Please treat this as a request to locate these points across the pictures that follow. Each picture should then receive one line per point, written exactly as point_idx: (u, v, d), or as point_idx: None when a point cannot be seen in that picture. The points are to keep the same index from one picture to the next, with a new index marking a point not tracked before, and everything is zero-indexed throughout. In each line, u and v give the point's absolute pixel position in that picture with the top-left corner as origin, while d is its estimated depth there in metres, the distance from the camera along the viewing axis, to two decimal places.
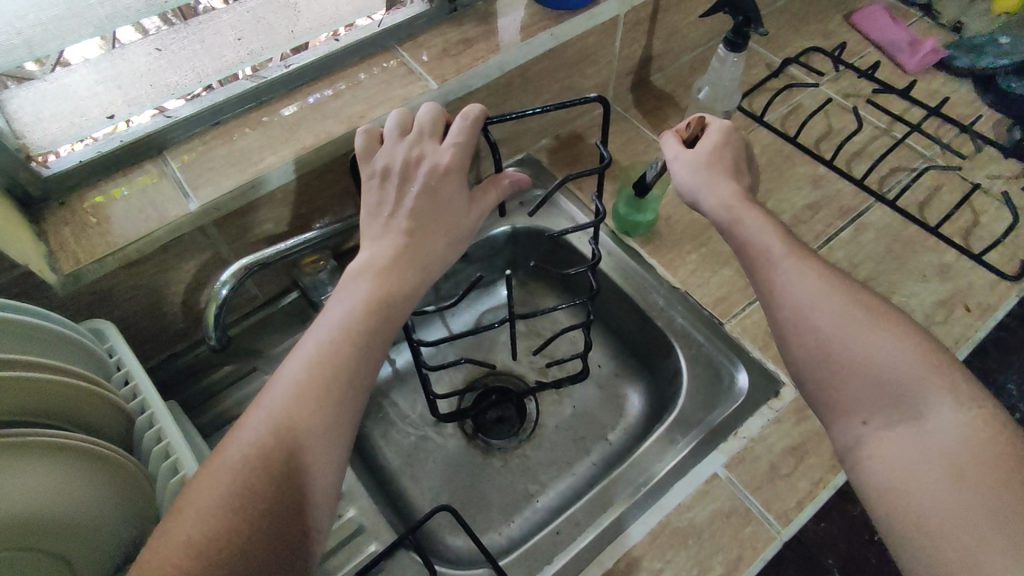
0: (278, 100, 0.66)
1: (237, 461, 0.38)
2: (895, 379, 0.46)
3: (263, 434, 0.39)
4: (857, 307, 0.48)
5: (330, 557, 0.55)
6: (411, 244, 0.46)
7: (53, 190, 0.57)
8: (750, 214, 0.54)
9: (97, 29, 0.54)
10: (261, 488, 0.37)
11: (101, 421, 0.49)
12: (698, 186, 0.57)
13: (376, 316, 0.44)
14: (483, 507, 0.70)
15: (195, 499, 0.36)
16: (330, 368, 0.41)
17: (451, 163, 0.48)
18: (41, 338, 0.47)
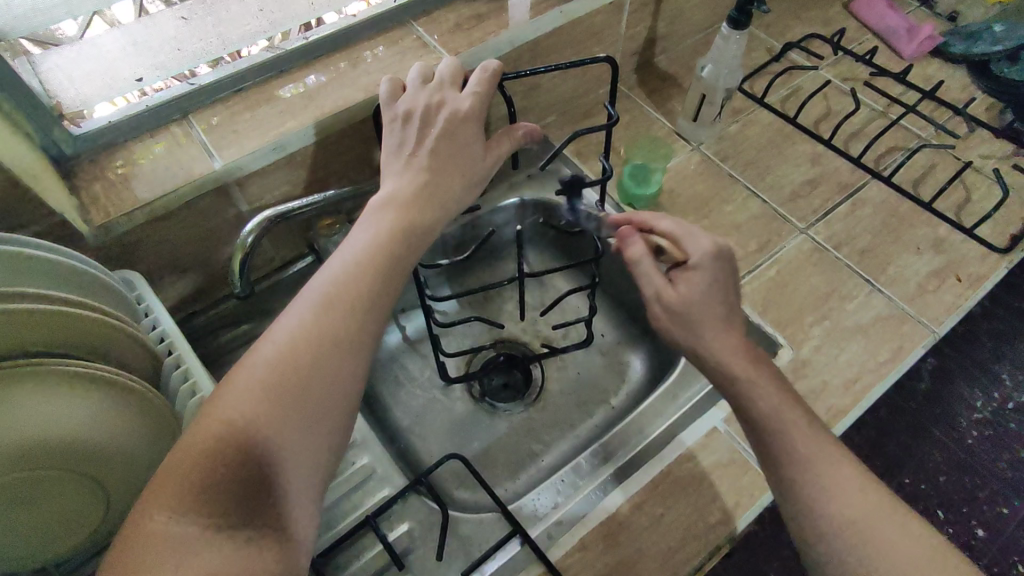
0: (297, 68, 0.69)
1: (270, 359, 0.41)
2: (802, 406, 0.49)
3: (293, 335, 0.42)
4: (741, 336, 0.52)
5: (344, 500, 0.58)
6: (430, 181, 0.50)
7: (84, 148, 0.59)
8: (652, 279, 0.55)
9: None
10: (290, 381, 0.40)
11: (131, 359, 0.52)
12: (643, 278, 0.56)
13: (398, 242, 0.47)
14: (489, 464, 0.73)
15: (231, 389, 0.40)
16: (356, 283, 0.45)
17: (469, 110, 0.52)
18: (80, 280, 0.50)
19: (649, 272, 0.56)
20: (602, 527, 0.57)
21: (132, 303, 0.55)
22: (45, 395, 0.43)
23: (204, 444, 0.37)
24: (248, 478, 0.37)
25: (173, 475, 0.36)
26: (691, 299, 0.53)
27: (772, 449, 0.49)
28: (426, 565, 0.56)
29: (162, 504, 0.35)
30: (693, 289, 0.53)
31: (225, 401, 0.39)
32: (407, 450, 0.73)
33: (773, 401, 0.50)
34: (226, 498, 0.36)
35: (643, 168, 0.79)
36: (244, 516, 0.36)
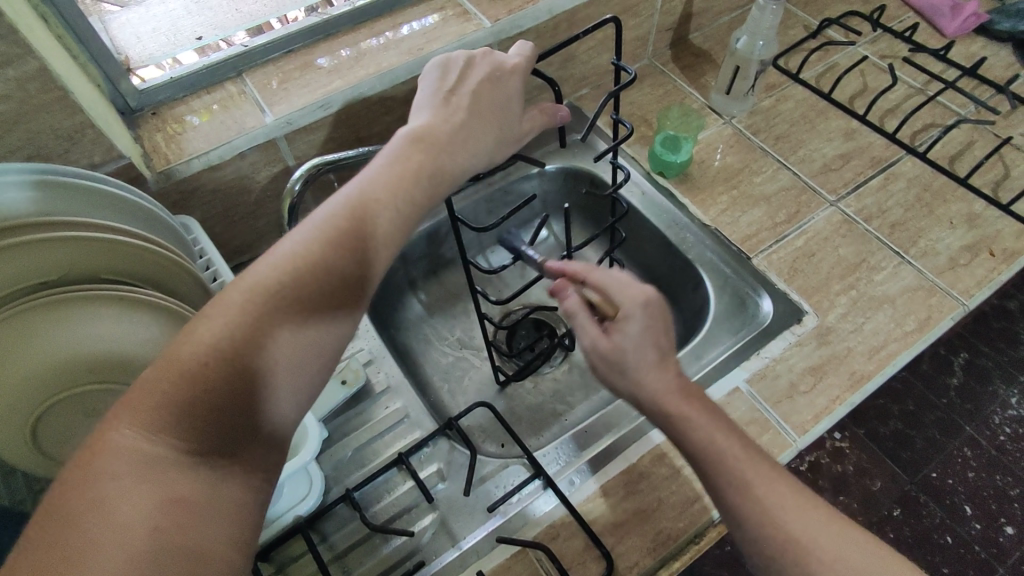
0: (344, 33, 0.72)
1: (270, 280, 0.39)
2: (715, 444, 0.47)
3: (297, 259, 0.40)
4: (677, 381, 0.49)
5: (377, 440, 0.62)
6: (465, 123, 0.49)
7: (147, 102, 0.63)
8: (606, 344, 0.49)
9: None
10: (286, 308, 0.39)
11: (185, 292, 0.55)
12: (624, 369, 0.49)
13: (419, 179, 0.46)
14: (515, 421, 0.75)
15: (225, 308, 0.38)
16: (371, 215, 0.43)
17: (515, 65, 0.54)
18: (144, 216, 0.54)
19: (585, 326, 0.51)
20: (623, 475, 0.59)
21: (188, 243, 0.59)
22: (101, 315, 0.47)
23: (188, 360, 0.35)
24: (228, 401, 0.36)
25: (153, 392, 0.35)
26: (628, 348, 0.48)
27: (705, 465, 0.47)
28: (453, 502, 0.58)
29: (134, 418, 0.34)
30: (624, 338, 0.48)
31: (219, 320, 0.37)
32: (436, 403, 0.75)
33: (702, 414, 0.48)
34: (201, 419, 0.35)
35: (674, 137, 0.80)
36: (219, 437, 0.36)
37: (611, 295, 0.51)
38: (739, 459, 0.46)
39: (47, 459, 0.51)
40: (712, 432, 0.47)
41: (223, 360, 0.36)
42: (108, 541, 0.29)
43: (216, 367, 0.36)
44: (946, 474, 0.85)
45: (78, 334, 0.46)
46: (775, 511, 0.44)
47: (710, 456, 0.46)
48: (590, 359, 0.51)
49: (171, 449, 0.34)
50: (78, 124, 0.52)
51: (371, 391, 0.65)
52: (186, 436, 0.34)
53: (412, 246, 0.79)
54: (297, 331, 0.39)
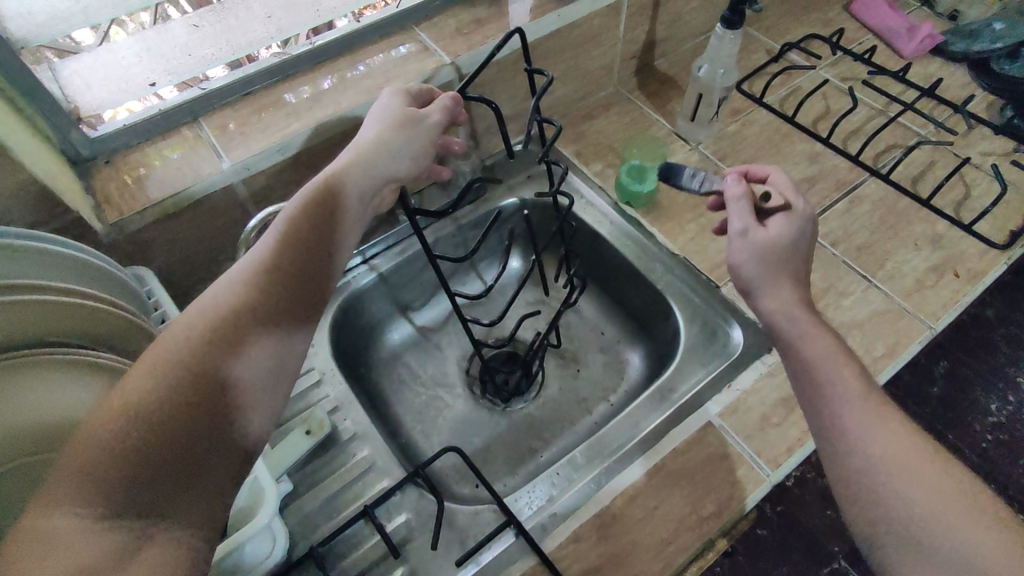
0: (303, 74, 0.71)
1: (187, 334, 0.40)
2: (822, 373, 0.47)
3: (211, 309, 0.42)
4: (814, 326, 0.50)
5: (344, 491, 0.60)
6: (377, 144, 0.51)
7: (99, 150, 0.62)
8: (783, 289, 0.53)
9: (118, 11, 0.57)
10: (205, 359, 0.40)
11: (139, 346, 0.54)
12: (759, 285, 0.53)
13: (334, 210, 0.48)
14: (488, 459, 0.74)
15: (144, 370, 0.38)
16: (287, 252, 0.45)
17: (416, 92, 0.59)
18: (95, 273, 0.53)
19: (744, 211, 0.55)
20: (596, 518, 0.58)
21: (142, 297, 0.58)
22: (40, 379, 0.45)
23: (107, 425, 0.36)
24: (149, 457, 0.36)
25: (74, 461, 0.35)
26: (783, 237, 0.54)
27: (813, 384, 0.48)
28: (421, 555, 0.56)
29: (56, 491, 0.34)
30: (786, 230, 0.54)
31: (136, 384, 0.38)
32: (408, 444, 0.74)
33: (818, 341, 0.49)
34: (124, 484, 0.35)
35: (640, 166, 0.80)
36: (144, 493, 0.36)
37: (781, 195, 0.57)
38: (847, 377, 0.46)
39: None
40: (827, 352, 0.48)
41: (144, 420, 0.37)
42: None
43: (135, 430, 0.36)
44: None
45: (28, 402, 0.45)
46: (865, 451, 0.43)
47: (807, 380, 0.48)
48: (767, 321, 0.53)
49: (90, 514, 0.34)
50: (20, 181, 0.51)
51: (338, 438, 0.63)
52: (108, 498, 0.35)
53: (380, 284, 0.77)
54: (214, 378, 0.39)
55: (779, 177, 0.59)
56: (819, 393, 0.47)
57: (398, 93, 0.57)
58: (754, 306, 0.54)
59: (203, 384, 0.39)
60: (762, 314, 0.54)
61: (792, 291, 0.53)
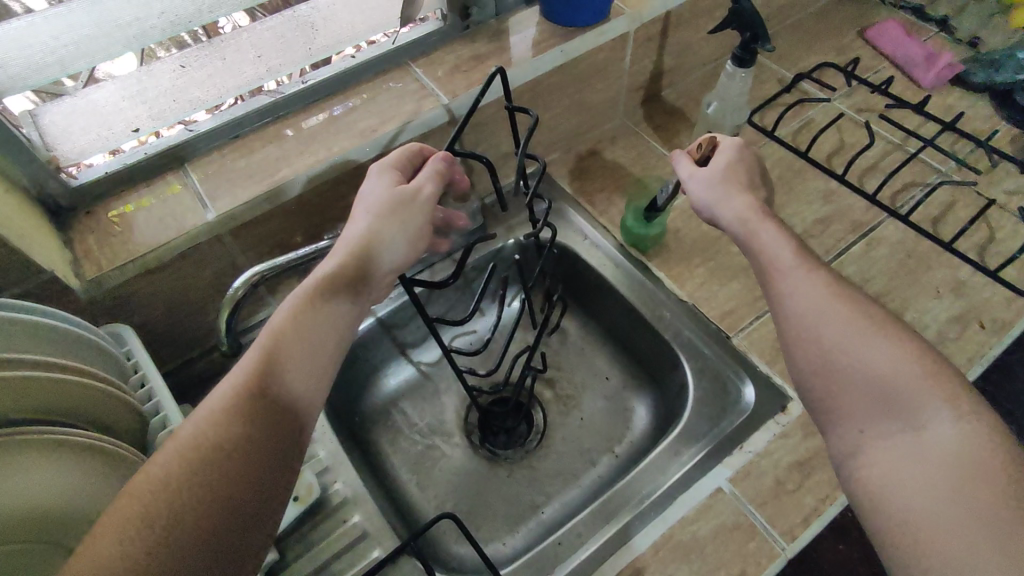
0: (294, 115, 0.68)
1: (211, 408, 0.41)
2: (841, 363, 0.47)
3: (236, 381, 0.42)
4: (853, 314, 0.47)
5: (333, 562, 0.57)
6: (393, 211, 0.51)
7: (81, 200, 0.60)
8: (766, 228, 0.53)
9: (96, 58, 0.54)
10: (229, 433, 0.40)
11: (116, 417, 0.51)
12: (712, 203, 0.56)
13: (362, 270, 0.49)
14: (487, 516, 0.70)
15: (172, 446, 0.39)
16: (320, 311, 0.46)
17: (409, 154, 0.56)
18: (66, 341, 0.50)
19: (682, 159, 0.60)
20: None
21: (120, 360, 0.55)
22: None
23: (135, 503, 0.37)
24: (189, 516, 0.37)
25: (115, 523, 0.36)
26: (717, 171, 0.57)
27: (833, 375, 0.47)
28: None
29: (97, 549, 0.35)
30: (725, 158, 0.58)
31: (164, 460, 0.39)
32: (403, 500, 0.71)
33: (833, 311, 0.48)
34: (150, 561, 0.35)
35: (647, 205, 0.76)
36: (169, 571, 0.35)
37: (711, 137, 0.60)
38: (875, 360, 0.45)
39: None
40: (855, 337, 0.46)
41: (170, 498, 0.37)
42: None
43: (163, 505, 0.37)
44: None
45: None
46: (900, 463, 0.43)
47: (823, 368, 0.47)
48: (728, 232, 0.56)
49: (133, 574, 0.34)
50: None
51: (327, 503, 0.60)
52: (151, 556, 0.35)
53: (375, 330, 0.75)
54: (237, 450, 0.40)
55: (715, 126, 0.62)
56: (861, 387, 0.46)
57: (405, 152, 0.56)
58: (714, 225, 0.57)
59: (243, 447, 0.40)
60: (722, 229, 0.56)
61: (745, 200, 0.55)
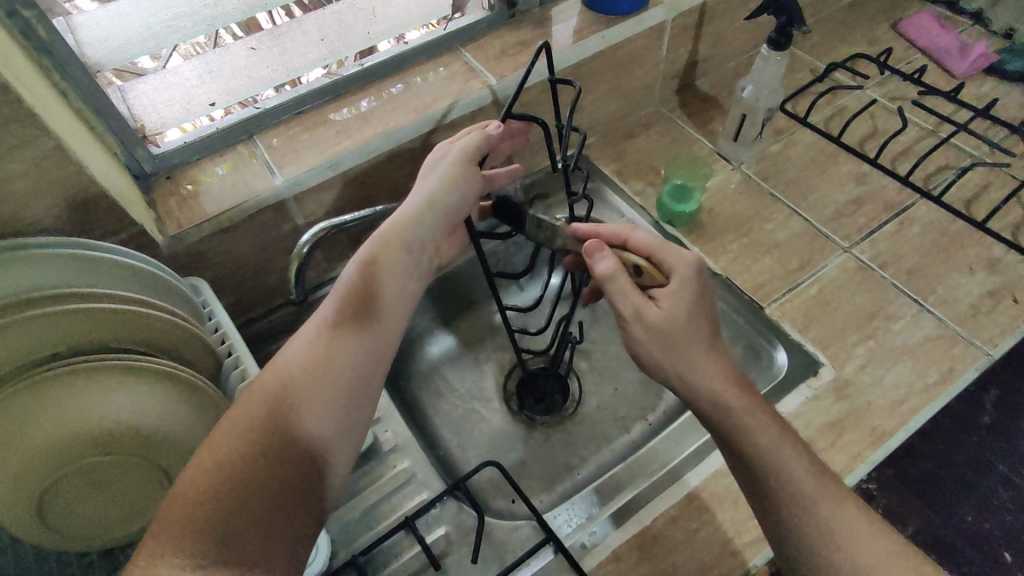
0: (353, 93, 0.74)
1: (259, 401, 0.45)
2: (683, 359, 0.52)
3: (277, 376, 0.47)
4: (698, 334, 0.52)
5: (385, 501, 0.61)
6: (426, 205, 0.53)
7: (161, 166, 0.65)
8: (661, 304, 0.52)
9: (184, 35, 0.60)
10: (272, 423, 0.44)
11: (196, 355, 0.56)
12: (680, 367, 0.52)
13: (388, 268, 0.51)
14: (526, 475, 0.73)
15: (226, 434, 0.44)
16: (347, 321, 0.49)
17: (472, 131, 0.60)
18: (154, 283, 0.55)
19: (628, 290, 0.53)
20: (636, 539, 0.57)
21: (197, 305, 0.60)
22: (110, 386, 0.47)
23: (196, 484, 0.41)
24: (234, 511, 0.41)
25: (168, 522, 0.40)
26: (673, 320, 0.52)
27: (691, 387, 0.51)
28: (461, 568, 0.57)
29: (155, 543, 0.39)
30: (677, 307, 0.52)
31: (216, 449, 0.43)
32: (446, 457, 0.74)
33: (684, 331, 0.52)
34: (213, 534, 0.40)
35: (683, 187, 0.80)
36: (232, 541, 0.40)
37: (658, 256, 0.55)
38: (709, 371, 0.51)
39: (55, 534, 0.50)
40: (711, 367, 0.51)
41: (230, 478, 0.42)
42: None
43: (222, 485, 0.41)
44: None
45: (90, 408, 0.47)
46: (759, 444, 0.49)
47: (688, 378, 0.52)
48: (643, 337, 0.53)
49: (186, 562, 0.38)
50: (92, 195, 0.53)
51: (379, 449, 0.64)
52: (202, 545, 0.39)
53: None
54: (281, 436, 0.44)
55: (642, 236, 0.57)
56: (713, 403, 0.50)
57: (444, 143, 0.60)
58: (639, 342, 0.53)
59: (285, 444, 0.44)
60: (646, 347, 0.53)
61: (710, 361, 0.52)
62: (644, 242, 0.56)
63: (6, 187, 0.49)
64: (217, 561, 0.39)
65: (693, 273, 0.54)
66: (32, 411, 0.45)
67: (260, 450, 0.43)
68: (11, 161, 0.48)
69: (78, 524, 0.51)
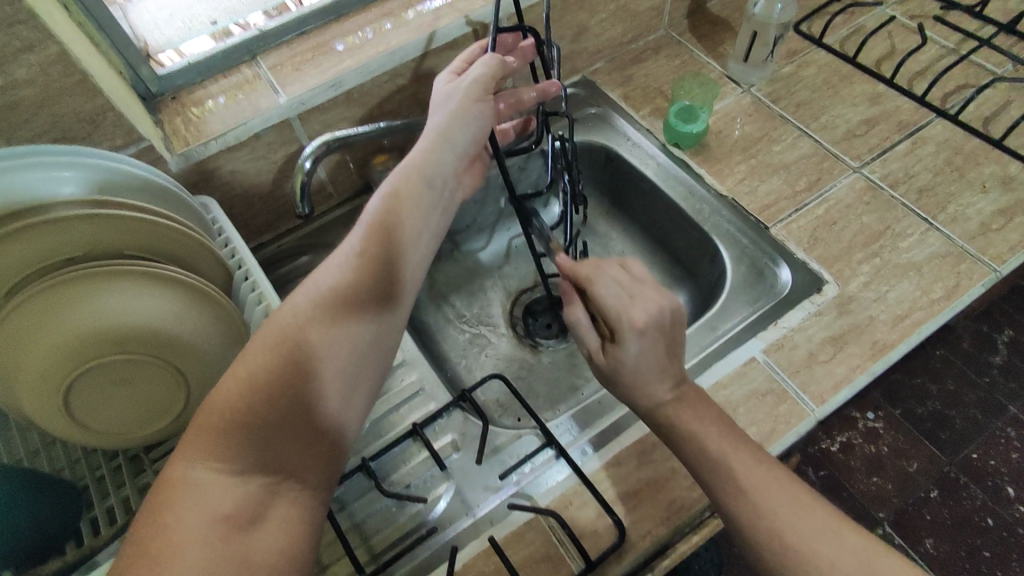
0: (354, 14, 0.73)
1: (294, 318, 0.44)
2: (636, 389, 0.54)
3: (311, 296, 0.45)
4: (652, 370, 0.53)
5: (393, 412, 0.63)
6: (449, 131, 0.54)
7: (167, 87, 0.65)
8: (619, 352, 0.54)
9: None
10: (308, 344, 0.43)
11: (206, 265, 0.58)
12: (632, 385, 0.54)
13: (417, 195, 0.51)
14: (532, 395, 0.75)
15: (258, 349, 0.42)
16: (379, 247, 0.48)
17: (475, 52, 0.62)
18: (160, 195, 0.57)
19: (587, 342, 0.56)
20: (636, 445, 0.59)
21: (207, 222, 0.62)
22: (127, 290, 0.49)
23: (228, 397, 0.40)
24: (273, 425, 0.40)
25: (200, 431, 0.39)
26: (630, 366, 0.53)
27: (633, 402, 0.54)
28: (467, 472, 0.59)
29: (187, 452, 0.38)
30: (632, 358, 0.53)
31: (250, 363, 0.41)
32: (453, 377, 0.76)
33: (637, 370, 0.53)
34: (245, 448, 0.39)
35: (689, 108, 0.79)
36: (264, 458, 0.40)
37: (611, 317, 0.54)
38: (654, 394, 0.53)
39: (82, 431, 0.53)
40: (656, 386, 0.53)
41: (265, 392, 0.40)
42: (180, 553, 0.34)
43: (259, 398, 0.40)
44: (987, 456, 1.05)
45: (108, 307, 0.49)
46: (700, 443, 0.50)
47: (628, 390, 0.54)
48: (605, 375, 0.56)
49: (227, 470, 0.38)
50: (99, 107, 0.54)
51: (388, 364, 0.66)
52: (240, 456, 0.39)
53: None
54: (317, 353, 0.43)
55: (607, 287, 0.55)
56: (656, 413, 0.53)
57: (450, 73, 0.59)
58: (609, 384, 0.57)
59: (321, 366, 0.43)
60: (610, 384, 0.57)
61: (662, 389, 0.53)
62: (602, 298, 0.54)
63: (14, 93, 0.49)
64: (256, 471, 0.39)
65: (655, 318, 0.52)
66: (53, 310, 0.47)
67: (299, 366, 0.42)
68: (17, 65, 0.48)
69: (103, 422, 0.53)
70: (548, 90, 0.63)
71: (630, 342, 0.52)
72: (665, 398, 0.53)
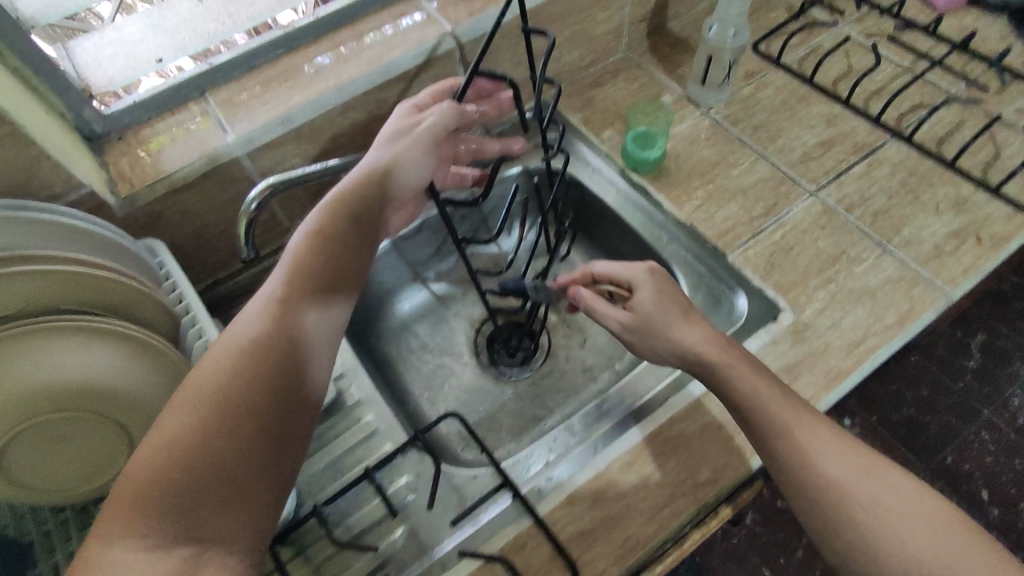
0: (305, 47, 0.72)
1: (212, 375, 0.43)
2: (664, 335, 0.54)
3: (227, 349, 0.45)
4: (674, 307, 0.55)
5: (349, 454, 0.62)
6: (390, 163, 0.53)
7: (112, 127, 0.63)
8: (638, 301, 0.56)
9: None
10: (227, 399, 0.42)
11: (151, 314, 0.57)
12: (669, 328, 0.54)
13: (345, 232, 0.50)
14: (494, 428, 0.75)
15: (174, 414, 0.41)
16: (300, 292, 0.48)
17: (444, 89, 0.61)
18: (101, 244, 0.56)
19: (605, 309, 0.59)
20: (590, 484, 0.58)
21: (152, 266, 0.61)
22: (62, 347, 0.48)
23: (144, 467, 0.39)
24: (195, 488, 0.39)
25: (119, 506, 0.38)
26: (651, 313, 0.55)
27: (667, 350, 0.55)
28: (423, 515, 0.59)
29: (106, 531, 0.37)
30: (650, 302, 0.56)
31: (165, 430, 0.41)
32: (414, 411, 0.76)
33: (663, 319, 0.55)
34: (167, 517, 0.38)
35: (646, 134, 0.79)
36: (189, 523, 0.39)
37: (617, 274, 0.59)
38: (690, 336, 0.53)
39: (24, 490, 0.52)
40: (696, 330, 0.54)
41: (179, 457, 0.40)
42: None
43: (175, 464, 0.39)
44: (961, 462, 1.06)
45: (41, 366, 0.47)
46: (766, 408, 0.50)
47: (656, 333, 0.55)
48: (637, 338, 0.57)
49: (148, 545, 0.37)
50: (33, 156, 0.53)
51: (344, 404, 0.66)
52: (164, 527, 0.38)
53: (389, 254, 0.80)
54: (238, 407, 0.42)
55: (602, 263, 0.62)
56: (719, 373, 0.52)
57: (406, 109, 0.58)
58: (649, 349, 0.56)
59: (242, 420, 0.42)
60: (648, 351, 0.57)
61: (696, 330, 0.54)
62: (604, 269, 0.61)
63: None
64: (181, 542, 0.38)
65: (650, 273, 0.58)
66: None
67: (218, 423, 0.41)
68: None
69: (47, 479, 0.52)
70: (511, 146, 0.69)
71: (640, 296, 0.56)
72: (698, 341, 0.53)
